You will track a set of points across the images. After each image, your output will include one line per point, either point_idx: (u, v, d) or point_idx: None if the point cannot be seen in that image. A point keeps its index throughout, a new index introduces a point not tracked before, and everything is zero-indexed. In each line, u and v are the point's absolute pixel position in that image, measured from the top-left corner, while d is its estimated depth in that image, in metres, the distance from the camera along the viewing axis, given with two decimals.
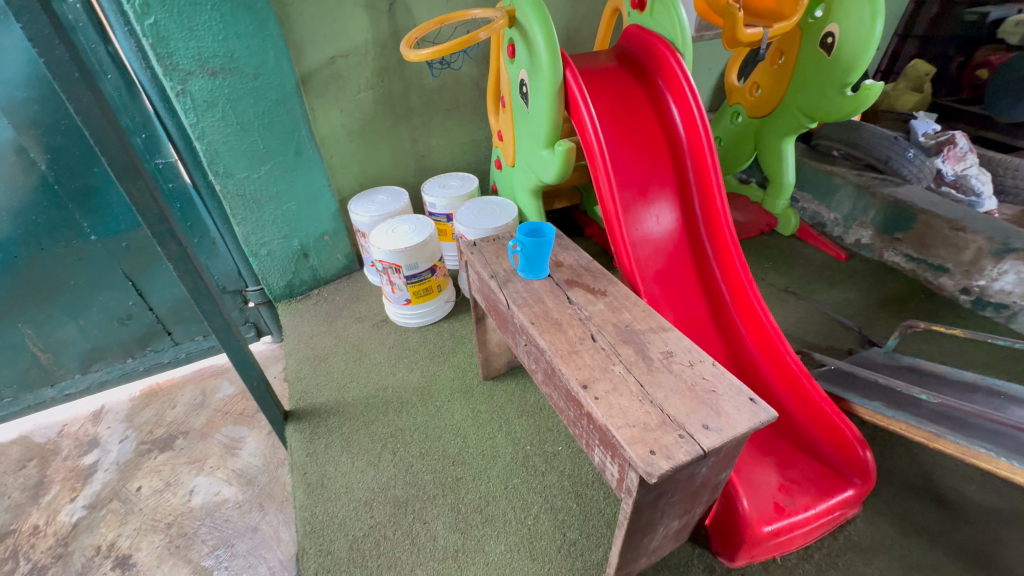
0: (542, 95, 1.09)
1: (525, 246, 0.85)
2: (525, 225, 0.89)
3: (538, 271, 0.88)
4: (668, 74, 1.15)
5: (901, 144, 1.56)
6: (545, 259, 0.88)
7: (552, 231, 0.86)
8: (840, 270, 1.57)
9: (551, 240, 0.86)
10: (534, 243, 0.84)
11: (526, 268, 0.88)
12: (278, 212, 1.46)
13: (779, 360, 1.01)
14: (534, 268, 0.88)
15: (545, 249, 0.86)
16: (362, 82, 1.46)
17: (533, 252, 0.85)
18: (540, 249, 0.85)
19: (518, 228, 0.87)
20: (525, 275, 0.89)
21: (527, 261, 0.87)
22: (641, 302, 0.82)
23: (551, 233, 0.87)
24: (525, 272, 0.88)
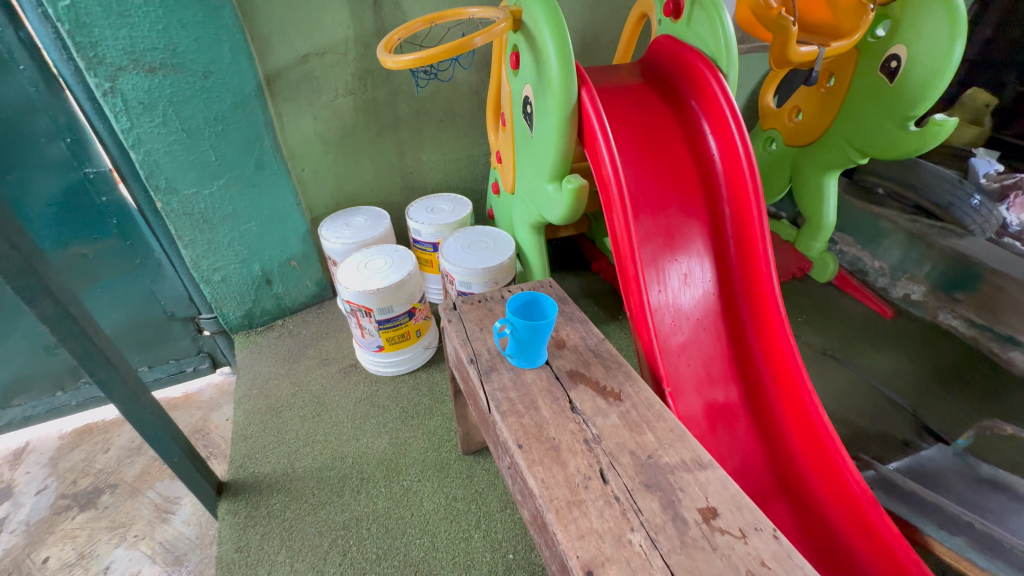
0: (551, 118, 0.88)
1: (516, 329, 0.64)
2: (517, 297, 0.67)
3: (533, 358, 0.67)
4: (707, 98, 0.93)
5: (965, 189, 1.36)
6: (542, 344, 0.66)
7: (554, 309, 0.64)
8: (885, 330, 1.35)
9: (552, 322, 0.64)
10: (529, 328, 0.63)
11: (516, 354, 0.67)
12: (234, 234, 1.24)
13: (834, 473, 0.79)
14: (527, 355, 0.67)
15: (544, 334, 0.64)
16: (341, 86, 1.24)
17: (528, 339, 0.64)
18: (536, 334, 0.64)
19: (507, 304, 0.65)
20: (515, 362, 0.68)
21: (517, 346, 0.66)
22: (668, 417, 0.61)
23: (553, 311, 0.65)
24: (515, 358, 0.67)
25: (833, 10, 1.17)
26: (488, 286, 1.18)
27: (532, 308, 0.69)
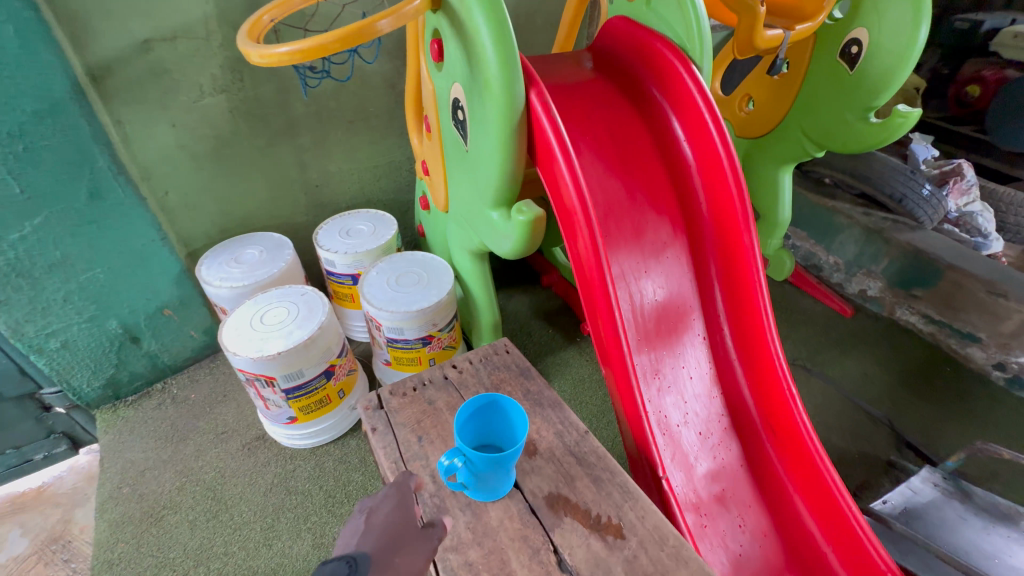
0: (491, 129, 0.67)
1: (472, 458, 0.45)
2: (469, 404, 0.49)
3: (497, 489, 0.49)
4: (679, 95, 0.76)
5: (917, 179, 1.30)
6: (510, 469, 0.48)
7: (523, 422, 0.47)
8: (847, 331, 1.30)
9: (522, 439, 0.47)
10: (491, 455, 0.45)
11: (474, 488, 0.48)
12: (71, 286, 0.92)
13: (853, 544, 0.67)
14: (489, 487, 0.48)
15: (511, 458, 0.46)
16: (206, 82, 0.94)
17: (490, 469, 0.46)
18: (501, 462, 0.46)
19: (456, 420, 0.47)
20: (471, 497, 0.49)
21: (474, 479, 0.47)
22: (689, 561, 0.44)
23: (521, 422, 0.48)
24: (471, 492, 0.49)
25: None
26: (425, 329, 0.96)
27: (491, 414, 0.51)
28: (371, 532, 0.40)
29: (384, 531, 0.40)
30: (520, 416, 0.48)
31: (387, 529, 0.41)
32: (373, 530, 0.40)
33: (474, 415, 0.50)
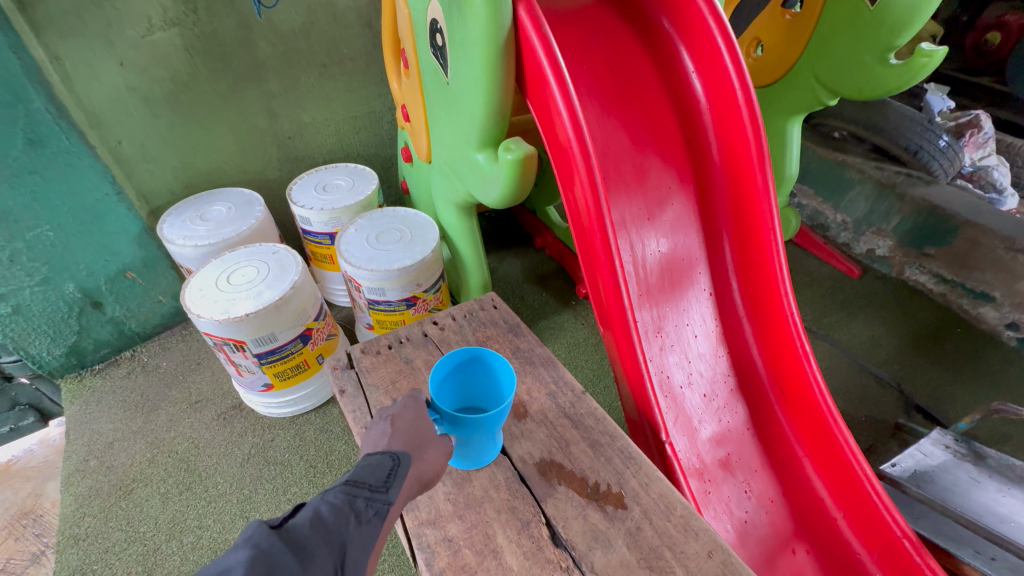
0: (472, 52, 0.58)
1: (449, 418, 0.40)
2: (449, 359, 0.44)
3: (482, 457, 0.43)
4: (688, 18, 0.66)
5: (934, 129, 1.22)
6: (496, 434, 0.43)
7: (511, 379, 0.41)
8: (853, 292, 1.25)
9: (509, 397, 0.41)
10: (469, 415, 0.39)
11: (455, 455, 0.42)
12: (17, 245, 0.84)
13: (867, 510, 0.62)
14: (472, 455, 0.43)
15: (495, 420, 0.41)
16: (155, 13, 0.84)
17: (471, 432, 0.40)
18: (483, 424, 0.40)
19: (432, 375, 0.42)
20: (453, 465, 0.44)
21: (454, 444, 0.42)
22: (702, 535, 0.39)
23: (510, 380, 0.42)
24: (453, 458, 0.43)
25: None
26: (408, 290, 0.89)
27: (473, 371, 0.45)
28: (399, 433, 0.38)
29: (412, 434, 0.38)
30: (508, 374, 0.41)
31: (414, 430, 0.39)
32: (400, 436, 0.38)
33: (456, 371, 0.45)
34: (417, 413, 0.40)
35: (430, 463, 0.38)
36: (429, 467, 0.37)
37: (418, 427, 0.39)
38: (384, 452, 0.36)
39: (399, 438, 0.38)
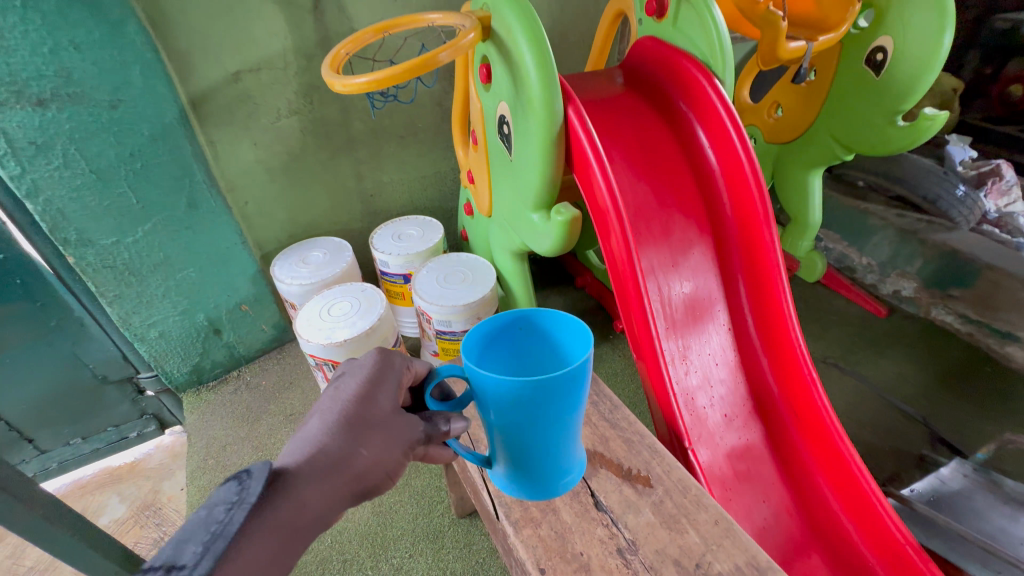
0: (532, 140, 0.77)
1: (490, 399, 0.41)
2: (507, 323, 0.49)
3: (549, 457, 0.47)
4: (703, 105, 0.83)
5: (951, 180, 1.32)
6: (568, 425, 0.45)
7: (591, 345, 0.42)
8: (881, 330, 1.31)
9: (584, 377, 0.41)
10: (513, 399, 0.40)
11: (508, 450, 0.46)
12: (170, 283, 1.07)
13: (872, 517, 0.72)
14: (533, 452, 0.46)
15: (559, 404, 0.42)
16: (283, 105, 1.09)
17: (523, 418, 0.42)
18: (537, 409, 0.41)
19: (467, 338, 0.45)
20: (509, 470, 0.49)
21: (504, 433, 0.44)
22: (709, 507, 0.51)
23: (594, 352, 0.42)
24: (518, 487, 0.51)
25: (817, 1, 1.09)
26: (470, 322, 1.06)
27: (524, 333, 0.50)
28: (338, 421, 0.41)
29: (351, 425, 0.41)
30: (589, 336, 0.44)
31: (354, 422, 0.41)
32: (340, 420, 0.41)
33: (523, 336, 0.50)
34: (371, 393, 0.44)
35: (366, 459, 0.40)
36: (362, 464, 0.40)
37: (373, 409, 0.43)
38: (324, 431, 0.40)
39: (342, 418, 0.41)
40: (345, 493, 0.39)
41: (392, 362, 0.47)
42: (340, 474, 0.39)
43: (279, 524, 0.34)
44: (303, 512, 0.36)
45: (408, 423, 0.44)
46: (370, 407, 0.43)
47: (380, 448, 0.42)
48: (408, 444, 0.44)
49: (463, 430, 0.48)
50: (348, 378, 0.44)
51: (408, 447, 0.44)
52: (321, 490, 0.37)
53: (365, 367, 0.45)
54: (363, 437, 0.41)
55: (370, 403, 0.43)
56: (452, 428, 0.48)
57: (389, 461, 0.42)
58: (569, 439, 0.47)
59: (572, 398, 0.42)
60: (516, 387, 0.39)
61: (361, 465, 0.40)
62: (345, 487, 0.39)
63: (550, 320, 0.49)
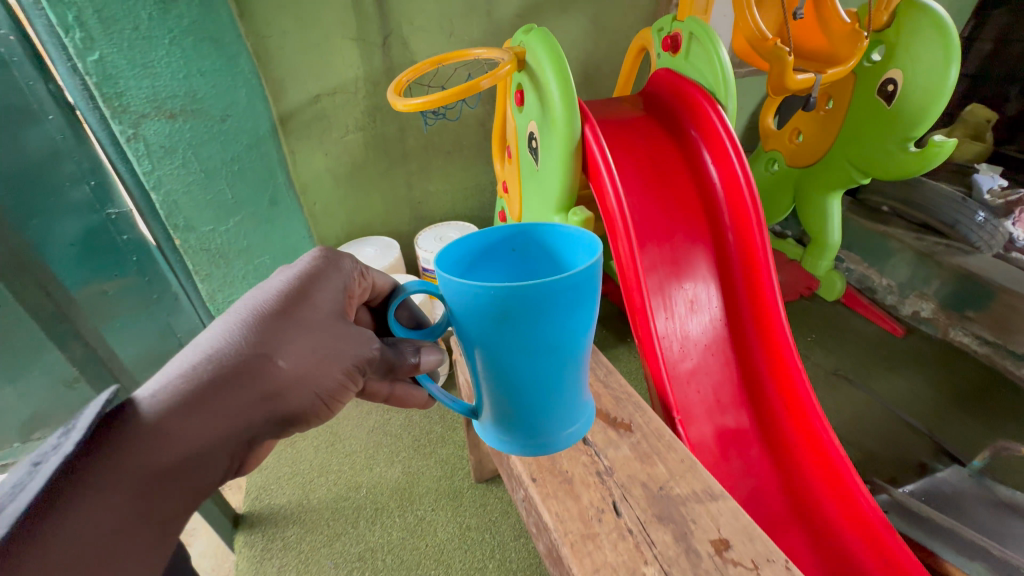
0: (556, 152, 0.91)
1: (474, 316, 0.43)
2: (498, 241, 0.51)
3: (537, 384, 0.49)
4: (706, 126, 0.95)
5: (970, 206, 1.34)
6: (556, 358, 0.47)
7: (596, 260, 0.43)
8: (897, 349, 1.35)
9: (571, 301, 0.43)
10: (494, 314, 0.42)
11: (496, 377, 0.49)
12: (249, 268, 1.27)
13: (847, 496, 0.79)
14: (520, 385, 0.49)
15: (544, 328, 0.44)
16: (351, 122, 1.29)
17: (507, 334, 0.44)
18: (521, 330, 0.43)
19: (447, 246, 0.47)
20: (498, 407, 0.53)
21: (489, 357, 0.47)
22: (678, 447, 0.62)
23: (597, 273, 0.44)
24: (510, 440, 0.57)
25: (828, 37, 1.19)
26: None
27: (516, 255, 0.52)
28: (255, 329, 0.38)
29: (267, 336, 0.38)
30: (598, 251, 0.44)
31: (274, 330, 0.39)
32: (257, 326, 0.38)
33: (518, 259, 0.53)
34: (299, 305, 0.41)
35: (287, 370, 0.38)
36: (279, 373, 0.37)
37: (301, 319, 0.41)
38: (234, 337, 0.37)
39: (258, 326, 0.38)
40: (259, 405, 0.36)
41: (329, 270, 0.46)
42: (249, 385, 0.35)
43: (151, 453, 0.30)
44: (191, 437, 0.32)
45: (341, 333, 0.42)
46: (295, 314, 0.40)
47: (303, 360, 0.39)
48: (342, 358, 0.41)
49: (434, 363, 0.48)
50: (270, 287, 0.42)
51: (348, 363, 0.42)
52: (221, 403, 0.34)
53: (290, 276, 0.44)
54: (283, 347, 0.38)
55: (293, 310, 0.41)
56: (422, 360, 0.47)
57: (316, 375, 0.39)
58: (559, 376, 0.50)
59: (558, 323, 0.44)
60: (497, 300, 0.41)
61: (279, 374, 0.37)
62: (257, 401, 0.36)
63: (547, 240, 0.51)
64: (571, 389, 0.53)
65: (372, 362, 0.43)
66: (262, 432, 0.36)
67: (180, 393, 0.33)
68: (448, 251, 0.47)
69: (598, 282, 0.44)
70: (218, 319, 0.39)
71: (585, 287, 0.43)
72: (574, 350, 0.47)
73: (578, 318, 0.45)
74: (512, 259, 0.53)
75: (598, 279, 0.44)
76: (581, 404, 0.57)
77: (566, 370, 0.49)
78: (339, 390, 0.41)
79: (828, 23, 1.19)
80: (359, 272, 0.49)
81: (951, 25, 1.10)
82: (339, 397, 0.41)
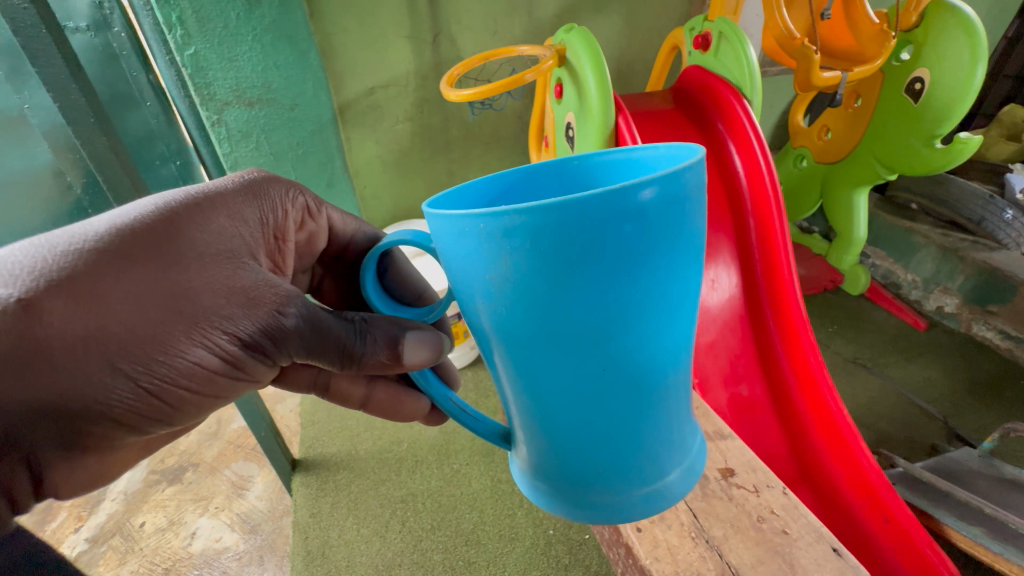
0: (590, 140, 1.00)
1: (476, 271, 0.32)
2: (548, 190, 0.42)
3: (587, 397, 0.35)
4: (732, 120, 1.02)
5: (997, 204, 1.37)
6: (605, 348, 0.33)
7: (666, 182, 0.29)
8: (918, 341, 1.38)
9: (626, 244, 0.29)
10: (497, 262, 0.30)
11: (528, 386, 0.37)
12: None
13: (849, 459, 0.87)
14: (559, 397, 0.36)
15: (579, 304, 0.31)
16: (401, 113, 1.41)
17: (535, 308, 0.32)
18: (542, 292, 0.31)
19: (462, 186, 0.38)
20: (538, 426, 0.40)
21: (505, 345, 0.35)
22: (694, 396, 0.70)
23: (669, 207, 0.30)
24: (561, 480, 0.42)
25: (856, 37, 1.24)
26: None
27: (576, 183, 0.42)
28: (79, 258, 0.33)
29: (88, 270, 0.33)
30: (678, 178, 0.30)
31: (98, 264, 0.34)
32: (83, 255, 0.34)
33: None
34: (149, 242, 0.36)
35: (75, 324, 0.32)
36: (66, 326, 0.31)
37: (141, 255, 0.35)
38: (40, 268, 0.32)
39: (63, 265, 0.33)
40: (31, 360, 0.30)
41: (228, 203, 0.44)
42: (12, 341, 0.30)
43: None
44: None
45: (196, 281, 0.37)
46: (132, 254, 0.35)
47: (110, 313, 0.33)
48: (189, 316, 0.36)
49: (417, 361, 0.41)
50: (119, 219, 0.37)
51: (198, 328, 0.36)
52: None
53: (155, 210, 0.39)
54: (87, 293, 0.32)
55: (132, 248, 0.35)
56: (403, 354, 0.41)
57: (138, 335, 0.34)
58: (617, 384, 0.35)
59: (601, 282, 0.30)
60: (500, 239, 0.30)
61: (73, 325, 0.31)
62: (19, 364, 0.30)
63: (612, 185, 0.41)
64: (644, 409, 0.37)
65: (282, 332, 0.39)
66: (31, 408, 0.31)
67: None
68: (467, 193, 0.39)
69: (665, 222, 0.30)
70: (9, 252, 0.33)
71: (645, 223, 0.29)
72: (634, 338, 0.33)
73: (638, 278, 0.31)
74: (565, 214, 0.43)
75: (670, 220, 0.30)
76: (668, 445, 0.40)
77: (628, 372, 0.34)
78: (192, 361, 0.36)
79: (857, 23, 1.23)
80: (299, 204, 0.53)
81: (977, 25, 1.13)
82: (177, 374, 0.36)
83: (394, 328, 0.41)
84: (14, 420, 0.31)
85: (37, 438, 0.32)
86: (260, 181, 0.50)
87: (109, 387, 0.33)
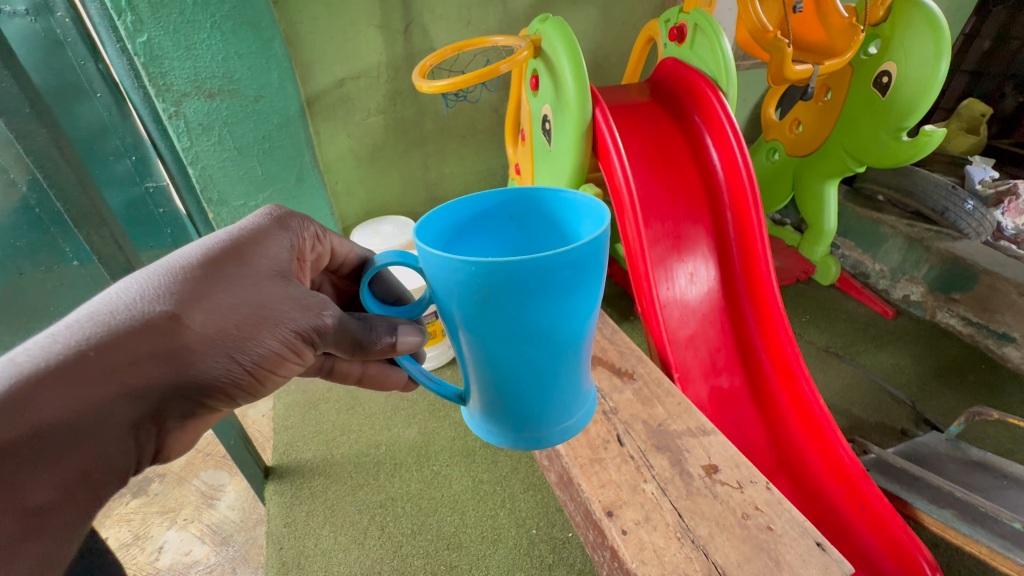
0: (567, 133, 0.98)
1: (452, 296, 0.36)
2: (493, 210, 0.44)
3: (531, 379, 0.42)
4: (708, 113, 1.02)
5: (959, 194, 1.42)
6: (547, 349, 0.39)
7: (599, 234, 0.35)
8: (885, 329, 1.42)
9: (567, 282, 0.35)
10: (472, 294, 0.35)
11: (482, 369, 0.42)
12: None
13: (830, 449, 0.87)
14: (510, 376, 0.41)
15: (532, 315, 0.36)
16: (373, 106, 1.37)
17: (500, 323, 0.37)
18: (504, 314, 0.36)
19: (434, 211, 0.40)
20: (487, 399, 0.46)
21: (470, 340, 0.39)
22: (676, 392, 0.69)
23: (600, 249, 0.36)
24: (501, 436, 0.49)
25: (827, 30, 1.26)
26: None
27: (524, 205, 0.44)
28: (176, 278, 0.35)
29: (190, 287, 0.34)
30: (604, 224, 0.36)
31: (192, 283, 0.35)
32: (178, 274, 0.35)
33: (518, 231, 0.46)
34: (224, 261, 0.37)
35: (198, 331, 0.33)
36: (195, 333, 0.33)
37: (229, 274, 0.37)
38: (149, 289, 0.33)
39: (174, 281, 0.34)
40: (165, 366, 0.31)
41: (271, 231, 0.43)
42: (150, 344, 0.31)
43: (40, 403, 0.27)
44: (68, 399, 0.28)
45: (272, 293, 0.38)
46: (223, 269, 0.36)
47: (222, 317, 0.34)
48: (273, 320, 0.37)
49: (412, 345, 0.42)
50: (200, 246, 0.38)
51: (287, 327, 0.37)
52: (110, 364, 0.29)
53: (223, 236, 0.40)
54: (202, 303, 0.34)
55: (220, 265, 0.37)
56: (399, 341, 0.41)
57: (241, 335, 0.35)
58: (553, 373, 0.42)
59: (550, 307, 0.36)
60: (476, 277, 0.33)
61: (193, 335, 0.33)
62: (160, 362, 0.31)
63: (553, 209, 0.44)
64: (568, 384, 0.45)
65: (324, 332, 0.39)
66: (173, 398, 0.32)
67: (62, 355, 0.28)
68: (436, 219, 0.40)
69: (597, 266, 0.36)
70: (136, 275, 0.34)
71: (582, 266, 0.35)
72: (573, 339, 0.39)
73: (574, 303, 0.37)
74: (510, 230, 0.45)
75: (601, 258, 0.36)
76: (573, 407, 0.48)
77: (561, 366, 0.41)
78: (274, 352, 0.36)
79: (827, 17, 1.24)
80: (310, 232, 0.48)
81: (943, 20, 1.16)
82: (273, 366, 0.37)
83: (391, 319, 0.43)
84: (156, 409, 0.31)
85: (169, 423, 0.33)
86: (283, 213, 0.47)
87: (224, 376, 0.34)
